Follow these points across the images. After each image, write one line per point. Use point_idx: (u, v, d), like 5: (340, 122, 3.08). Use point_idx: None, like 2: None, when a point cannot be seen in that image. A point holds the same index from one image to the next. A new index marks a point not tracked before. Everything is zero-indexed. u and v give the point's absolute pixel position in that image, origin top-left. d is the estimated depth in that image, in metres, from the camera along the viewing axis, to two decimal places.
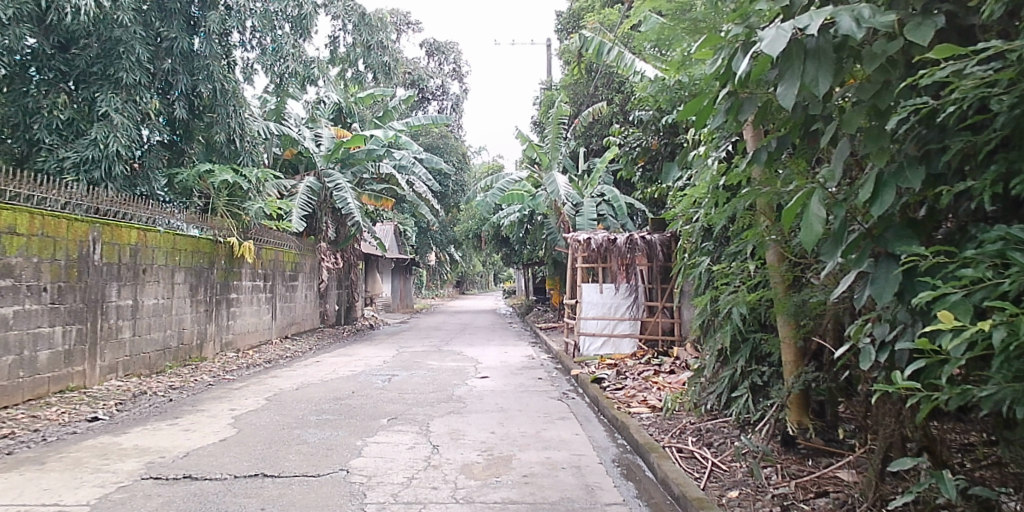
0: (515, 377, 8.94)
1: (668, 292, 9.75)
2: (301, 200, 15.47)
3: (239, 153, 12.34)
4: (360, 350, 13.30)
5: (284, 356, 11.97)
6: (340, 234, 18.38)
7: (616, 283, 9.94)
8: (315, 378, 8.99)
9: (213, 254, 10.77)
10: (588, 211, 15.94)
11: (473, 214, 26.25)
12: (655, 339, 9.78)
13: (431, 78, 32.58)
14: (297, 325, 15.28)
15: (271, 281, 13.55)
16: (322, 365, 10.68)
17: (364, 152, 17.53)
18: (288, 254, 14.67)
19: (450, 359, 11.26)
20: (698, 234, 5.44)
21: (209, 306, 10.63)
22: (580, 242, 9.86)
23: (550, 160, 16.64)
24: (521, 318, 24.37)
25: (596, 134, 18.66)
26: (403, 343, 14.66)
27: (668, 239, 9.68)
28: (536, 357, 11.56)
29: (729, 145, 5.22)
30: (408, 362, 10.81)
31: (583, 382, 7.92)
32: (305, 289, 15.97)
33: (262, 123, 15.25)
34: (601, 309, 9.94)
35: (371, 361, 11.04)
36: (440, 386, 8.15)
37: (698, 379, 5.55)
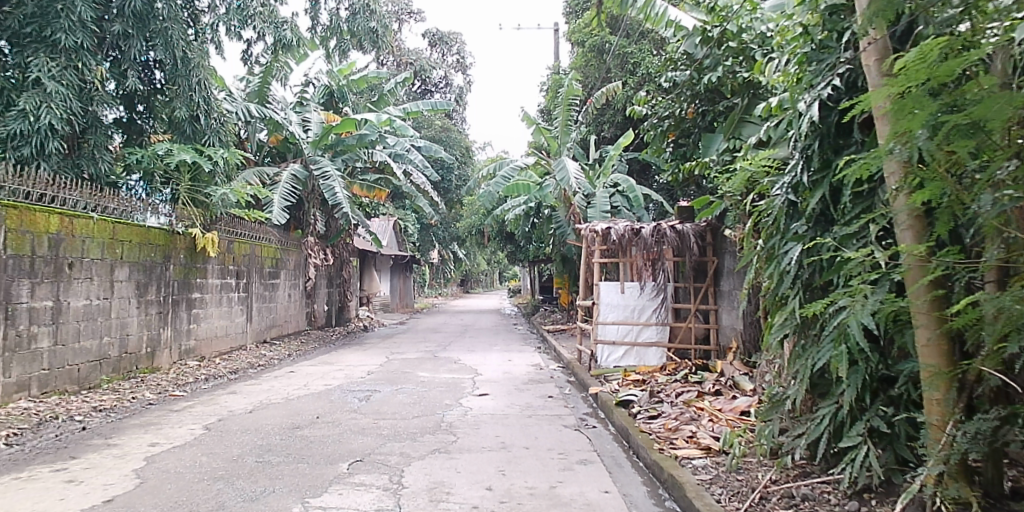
0: (520, 395, 7.36)
1: (703, 294, 8.16)
2: (283, 189, 13.95)
3: (204, 133, 10.71)
4: (344, 357, 11.74)
5: (256, 365, 10.40)
6: (330, 227, 16.87)
7: (641, 281, 8.31)
8: (279, 397, 7.43)
9: (169, 247, 9.23)
10: (600, 201, 14.36)
11: (476, 208, 24.66)
12: (687, 349, 8.18)
13: (434, 68, 31.07)
14: (278, 328, 13.72)
15: (246, 277, 12.03)
16: (295, 376, 9.12)
17: (354, 138, 16.02)
18: (268, 249, 13.12)
19: (445, 370, 9.69)
20: (784, 214, 3.81)
21: (164, 308, 9.12)
22: (597, 233, 8.36)
23: (559, 146, 15.02)
24: (527, 319, 22.81)
25: (608, 120, 17.11)
26: (395, 349, 13.08)
27: (703, 229, 8.11)
28: (544, 366, 9.98)
29: (841, 83, 3.52)
30: (395, 373, 9.24)
31: (605, 405, 6.36)
32: (289, 287, 14.44)
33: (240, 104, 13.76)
34: (622, 313, 8.33)
35: (351, 372, 9.44)
36: (427, 409, 6.56)
37: (776, 415, 3.99)
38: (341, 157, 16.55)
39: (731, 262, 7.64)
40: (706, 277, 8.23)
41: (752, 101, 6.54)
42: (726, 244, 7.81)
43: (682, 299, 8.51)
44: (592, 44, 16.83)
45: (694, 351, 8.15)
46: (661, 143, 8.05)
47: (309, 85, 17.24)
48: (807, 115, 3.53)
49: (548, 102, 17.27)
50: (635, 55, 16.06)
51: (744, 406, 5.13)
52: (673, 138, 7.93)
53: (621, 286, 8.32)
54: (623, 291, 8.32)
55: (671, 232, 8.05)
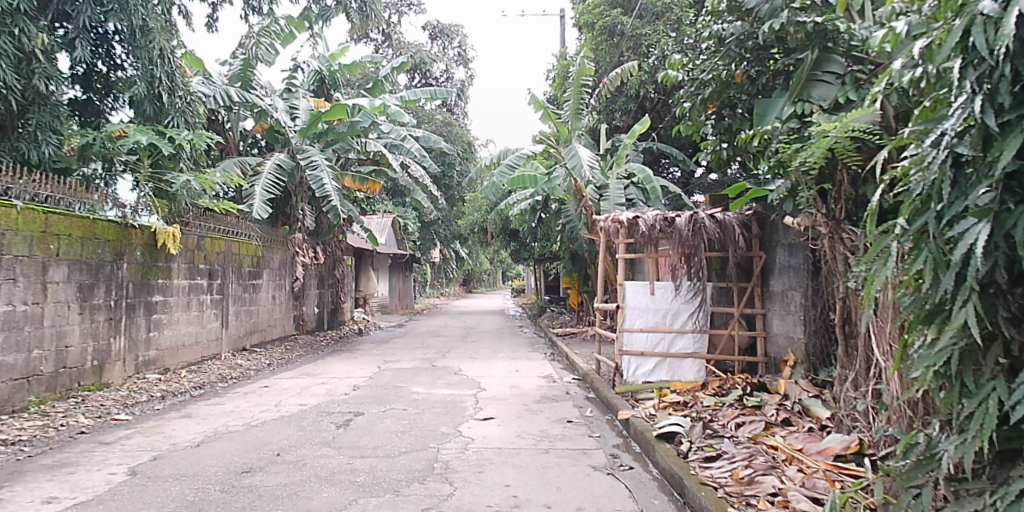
0: (532, 419, 6.07)
1: (749, 296, 6.90)
2: (265, 181, 12.69)
3: (169, 114, 9.37)
4: (331, 366, 10.46)
5: (228, 378, 9.12)
6: (320, 224, 15.61)
7: (674, 280, 6.98)
8: (239, 422, 6.14)
9: (122, 243, 7.97)
10: (615, 194, 13.07)
11: (479, 205, 23.33)
12: (729, 361, 6.91)
13: (434, 60, 29.70)
14: (260, 334, 12.44)
15: (222, 278, 10.77)
16: (266, 393, 7.82)
17: (345, 125, 14.76)
18: (247, 246, 11.84)
19: (443, 383, 8.39)
20: (946, 183, 2.54)
21: (115, 314, 7.83)
22: (623, 223, 7.05)
23: (570, 132, 13.58)
24: (533, 320, 21.52)
25: (620, 108, 15.90)
26: (389, 356, 11.80)
27: (748, 219, 6.85)
28: (558, 379, 8.68)
29: None
30: (385, 389, 7.94)
31: (641, 435, 5.09)
32: (273, 289, 13.16)
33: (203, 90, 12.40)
34: (652, 318, 7.02)
35: (334, 387, 8.15)
36: (417, 441, 5.25)
37: (924, 480, 2.75)
38: (332, 147, 15.29)
39: (786, 258, 6.38)
40: (752, 276, 6.96)
41: (821, 59, 5.29)
42: (779, 237, 6.55)
43: (722, 302, 7.24)
44: (602, 25, 15.53)
45: (738, 363, 6.87)
46: (701, 117, 6.64)
47: (297, 70, 15.94)
48: (1004, 18, 2.27)
49: (555, 89, 15.95)
50: (648, 37, 14.79)
51: (839, 449, 3.86)
52: (714, 110, 6.56)
53: (650, 287, 7.01)
54: (654, 292, 7.01)
55: (710, 221, 6.79)
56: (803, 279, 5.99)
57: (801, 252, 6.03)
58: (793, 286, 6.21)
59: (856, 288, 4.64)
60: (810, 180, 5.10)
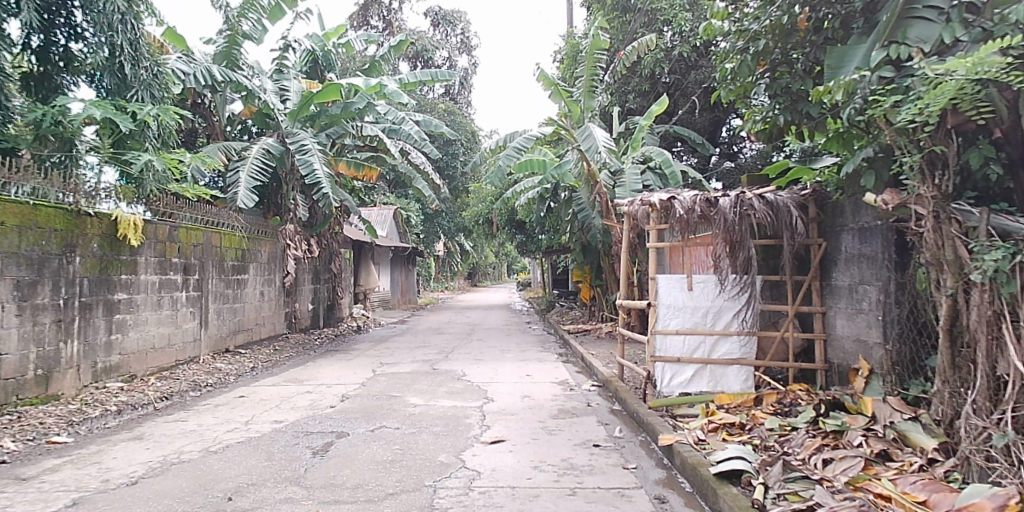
0: (551, 443, 5.02)
1: (806, 291, 5.85)
2: (251, 167, 11.69)
3: (133, 87, 8.27)
4: (322, 370, 9.42)
5: (203, 385, 8.07)
6: (315, 214, 14.61)
7: (717, 272, 5.85)
8: (198, 446, 5.09)
9: (73, 233, 6.92)
10: (631, 179, 11.91)
11: (484, 195, 22.25)
12: (782, 368, 5.85)
13: (436, 47, 28.47)
14: (246, 333, 11.37)
15: (201, 273, 9.73)
16: (240, 405, 6.76)
17: (338, 107, 13.69)
18: (230, 237, 10.80)
19: (444, 392, 7.34)
20: None
21: (66, 315, 6.77)
22: (655, 205, 5.97)
23: (582, 112, 12.33)
24: (542, 315, 20.47)
25: (634, 88, 14.86)
26: (385, 358, 10.74)
27: (805, 200, 5.80)
28: (575, 386, 7.63)
29: None
30: (377, 400, 6.89)
31: (692, 471, 4.01)
32: (261, 284, 12.08)
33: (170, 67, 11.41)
34: (689, 317, 5.89)
35: (319, 397, 7.08)
36: (409, 477, 4.19)
37: None
38: (326, 131, 14.26)
39: (855, 245, 5.33)
40: (809, 268, 5.90)
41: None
42: (844, 221, 5.49)
43: (770, 298, 6.19)
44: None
45: (792, 371, 5.83)
46: (749, 78, 5.57)
47: (289, 50, 14.86)
48: None
49: (562, 72, 14.51)
50: (665, 11, 13.70)
51: (990, 505, 2.81)
52: (767, 69, 5.47)
53: (688, 282, 5.89)
54: (692, 289, 5.89)
55: (761, 203, 5.71)
56: (881, 271, 4.94)
57: (878, 238, 4.99)
58: (865, 279, 5.15)
59: (978, 283, 3.56)
60: (910, 145, 4.03)
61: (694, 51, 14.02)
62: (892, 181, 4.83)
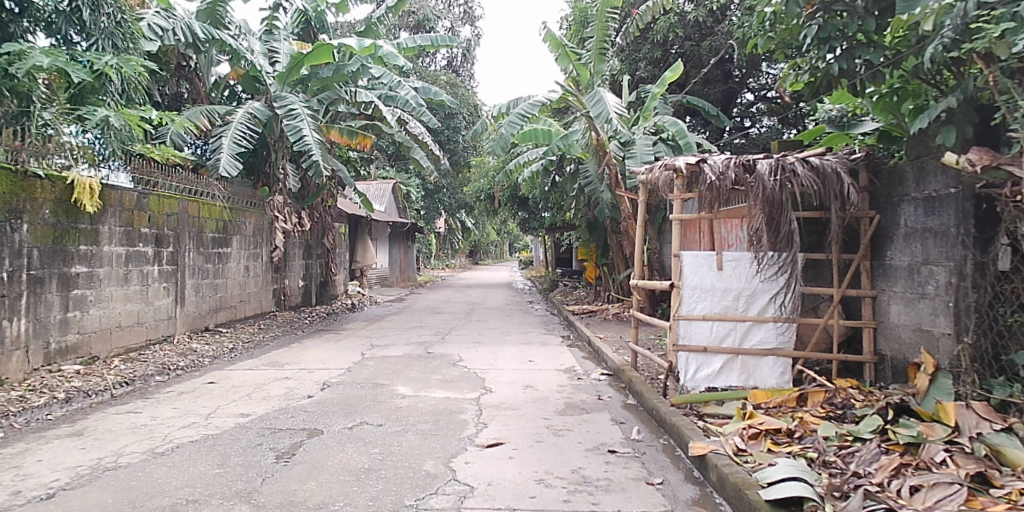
0: (558, 448, 4.27)
1: (854, 272, 5.06)
2: (234, 133, 10.87)
3: (92, 36, 7.39)
4: (307, 352, 8.67)
5: (172, 368, 7.33)
6: (307, 186, 13.79)
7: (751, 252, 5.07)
8: (143, 446, 4.34)
9: (17, 199, 6.11)
10: (642, 149, 11.06)
11: (485, 170, 21.38)
12: (823, 360, 5.08)
13: (438, 18, 27.37)
14: (229, 311, 10.62)
15: (176, 245, 8.96)
16: (207, 394, 6.01)
17: (329, 70, 12.80)
18: (210, 208, 10.01)
19: (437, 380, 6.58)
20: None
21: (10, 290, 6.00)
22: (682, 170, 5.14)
23: (592, 76, 11.32)
24: (545, 295, 19.73)
25: (646, 55, 13.94)
26: (377, 339, 9.99)
27: (855, 166, 4.98)
28: (583, 375, 6.88)
29: None
30: (361, 389, 6.13)
31: (735, 494, 3.24)
32: (245, 259, 11.31)
33: (146, 23, 10.51)
34: (718, 302, 5.10)
35: (296, 385, 6.32)
36: (386, 495, 3.44)
37: None
38: (318, 97, 13.42)
39: (918, 218, 4.52)
40: (857, 246, 5.10)
41: None
42: (904, 190, 4.68)
43: (808, 280, 5.40)
44: None
45: (836, 364, 5.06)
46: (798, 20, 4.74)
47: (279, 10, 13.90)
48: None
49: (570, 37, 13.58)
50: None
51: None
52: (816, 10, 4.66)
53: (718, 260, 5.10)
54: (722, 268, 5.10)
55: (804, 169, 4.89)
56: (955, 249, 4.14)
57: (951, 210, 4.17)
58: (930, 258, 4.36)
59: None
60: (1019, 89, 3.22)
61: (711, 15, 13.11)
62: (971, 139, 4.02)
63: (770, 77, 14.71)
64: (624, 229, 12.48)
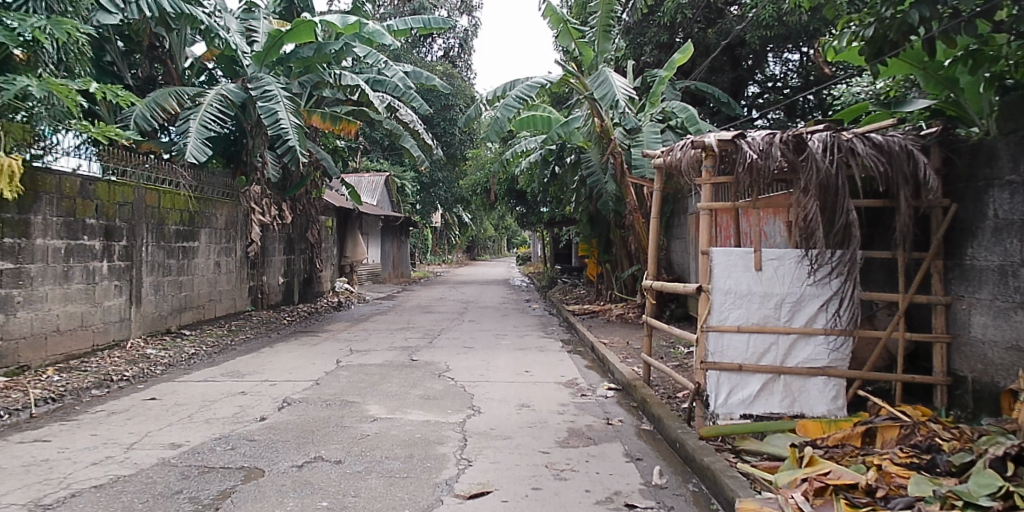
0: (559, 498, 3.32)
1: (923, 275, 4.11)
2: (203, 115, 9.91)
3: None
4: (276, 359, 7.72)
5: (115, 379, 6.37)
6: (289, 176, 12.83)
7: (799, 251, 4.12)
8: (28, 496, 3.38)
9: None
10: (649, 137, 10.13)
11: (481, 162, 20.41)
12: (882, 382, 4.15)
13: (436, 5, 26.29)
14: (195, 311, 9.67)
15: (130, 239, 7.99)
16: (140, 414, 5.05)
17: (310, 49, 11.80)
18: (173, 197, 9.05)
19: (417, 396, 5.63)
20: None
21: None
22: (714, 148, 4.16)
23: (596, 56, 10.33)
24: (542, 292, 18.83)
25: (652, 38, 13.03)
26: (358, 343, 9.05)
27: (925, 147, 4.07)
28: (588, 391, 5.93)
29: None
30: (326, 409, 5.19)
31: None
32: (215, 254, 10.35)
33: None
34: (756, 312, 4.15)
35: (250, 404, 5.37)
36: None
37: None
38: (301, 79, 12.56)
39: (1015, 207, 3.59)
40: (924, 246, 4.18)
41: None
42: (994, 171, 3.74)
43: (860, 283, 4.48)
44: None
45: (900, 386, 4.13)
46: None
47: None
48: None
49: (574, 15, 12.46)
50: None
51: None
52: None
53: (755, 259, 4.15)
54: (761, 269, 4.15)
55: (865, 146, 3.95)
56: None
57: None
58: None
59: None
60: None
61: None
62: None
63: (776, 68, 13.97)
64: (629, 224, 11.53)
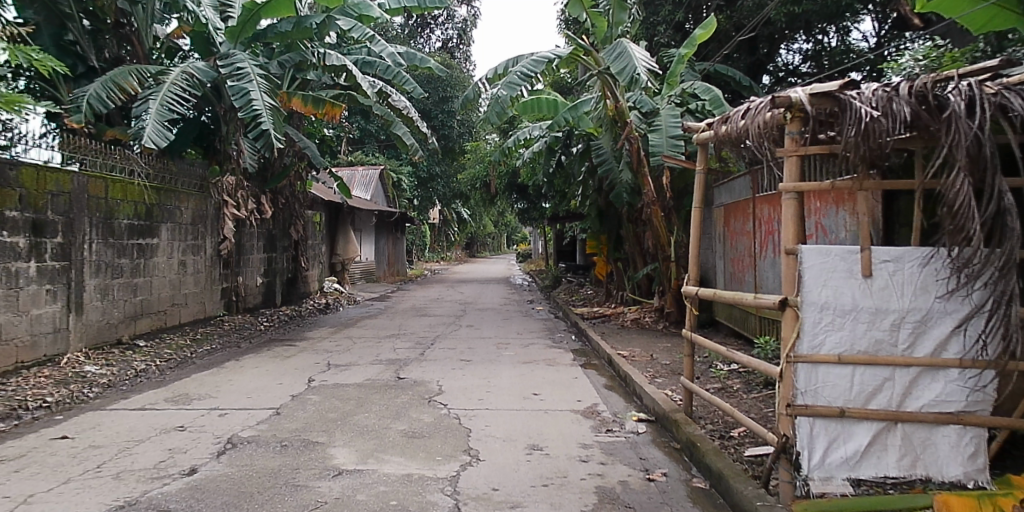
0: None
1: None
2: (165, 93, 8.71)
3: None
4: (238, 377, 6.53)
5: (30, 407, 5.18)
6: (269, 165, 11.65)
7: (926, 249, 2.94)
8: None
9: None
10: (669, 121, 8.91)
11: (480, 154, 19.21)
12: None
13: None
14: (153, 318, 8.47)
15: (67, 235, 6.79)
16: (34, 465, 3.86)
17: (289, 23, 10.55)
18: (126, 187, 7.86)
19: (399, 433, 4.45)
20: None
21: None
22: (809, 107, 2.98)
23: (609, 29, 9.06)
24: (546, 292, 17.67)
25: (668, 15, 11.81)
26: (339, 355, 7.87)
27: None
28: (613, 424, 4.74)
29: None
30: (277, 455, 4.00)
31: None
32: (178, 252, 9.15)
33: None
34: (866, 334, 2.97)
35: (183, 448, 4.16)
36: None
37: None
38: (279, 58, 11.34)
39: None
40: None
41: None
42: None
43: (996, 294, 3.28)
44: None
45: None
46: None
47: None
48: None
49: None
50: None
51: None
52: None
53: (861, 263, 2.98)
54: (870, 277, 2.98)
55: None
56: None
57: None
58: None
59: None
60: None
61: None
62: None
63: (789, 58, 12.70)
64: (645, 218, 10.32)
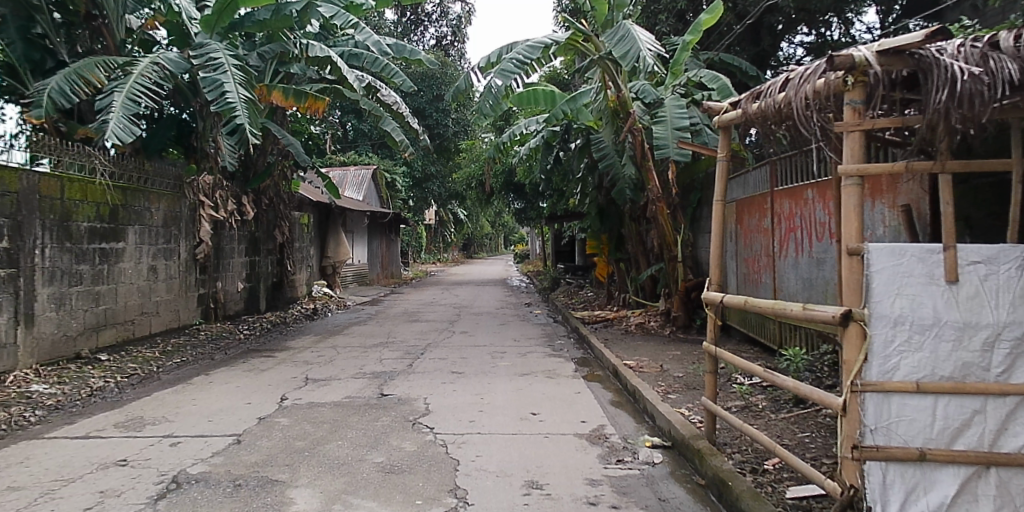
0: None
1: None
2: (133, 85, 8.07)
3: None
4: (205, 395, 5.88)
5: None
6: (250, 164, 10.99)
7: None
8: None
9: None
10: (675, 112, 8.27)
11: (475, 153, 18.57)
12: None
13: None
14: (119, 329, 7.82)
15: (12, 239, 6.12)
16: None
17: (268, 12, 9.91)
18: (85, 186, 7.20)
19: (375, 466, 3.81)
20: None
21: None
22: (877, 69, 2.37)
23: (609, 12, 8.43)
24: (545, 294, 17.02)
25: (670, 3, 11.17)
26: (321, 368, 7.22)
27: None
28: (624, 451, 4.10)
29: None
30: (227, 498, 3.36)
31: None
32: (148, 256, 8.50)
33: None
34: (952, 356, 2.34)
35: (117, 489, 3.52)
36: None
37: None
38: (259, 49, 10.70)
39: None
40: None
41: None
42: None
43: None
44: None
45: None
46: None
47: None
48: None
49: None
50: None
51: None
52: None
53: (944, 266, 2.35)
54: (956, 283, 2.35)
55: None
56: None
57: None
58: None
59: None
60: None
61: None
62: None
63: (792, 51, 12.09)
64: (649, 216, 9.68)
